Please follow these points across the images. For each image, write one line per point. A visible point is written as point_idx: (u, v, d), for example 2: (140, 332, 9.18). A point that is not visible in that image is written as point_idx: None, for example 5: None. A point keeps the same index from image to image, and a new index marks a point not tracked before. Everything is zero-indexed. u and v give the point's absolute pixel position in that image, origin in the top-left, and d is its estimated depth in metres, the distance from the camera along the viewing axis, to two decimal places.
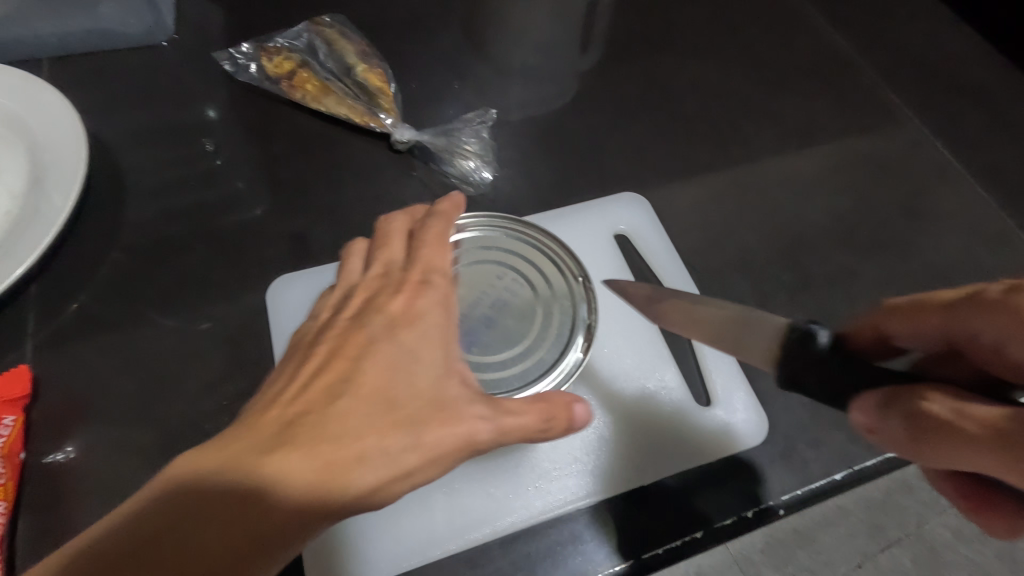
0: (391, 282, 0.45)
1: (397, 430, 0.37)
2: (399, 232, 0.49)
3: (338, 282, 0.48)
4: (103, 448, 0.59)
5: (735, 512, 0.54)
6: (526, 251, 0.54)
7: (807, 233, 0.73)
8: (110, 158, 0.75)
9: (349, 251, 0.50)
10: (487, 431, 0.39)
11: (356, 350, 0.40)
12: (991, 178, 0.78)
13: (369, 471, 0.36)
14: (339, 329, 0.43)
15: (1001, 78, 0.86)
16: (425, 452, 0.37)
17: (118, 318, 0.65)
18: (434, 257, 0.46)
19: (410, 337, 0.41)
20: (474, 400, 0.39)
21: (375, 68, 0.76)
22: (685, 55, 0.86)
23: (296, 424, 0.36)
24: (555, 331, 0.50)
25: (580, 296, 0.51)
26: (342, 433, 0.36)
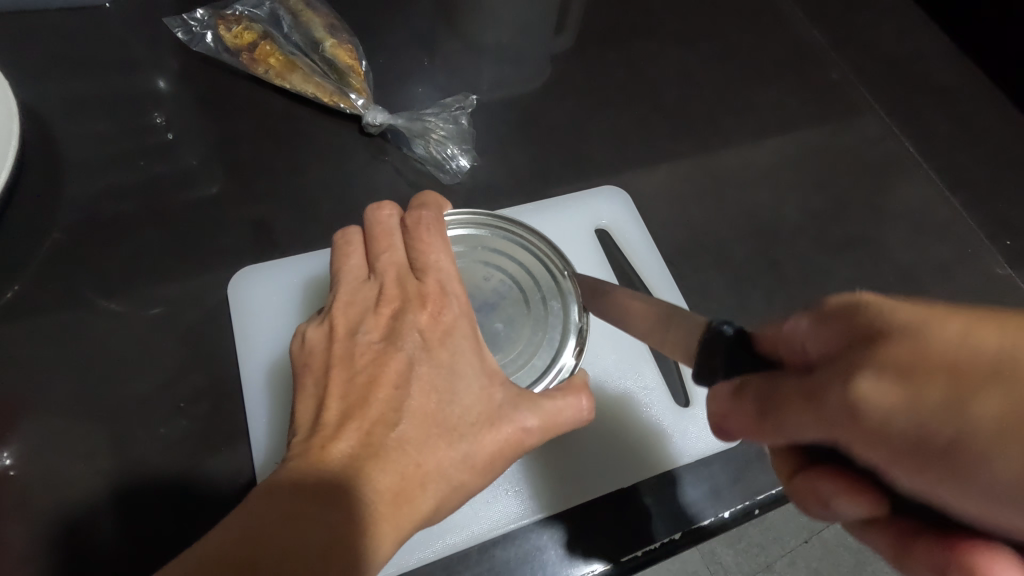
0: (409, 295, 0.42)
1: (455, 446, 0.37)
2: (393, 230, 0.45)
3: (338, 287, 0.44)
4: (41, 451, 0.54)
5: (712, 514, 0.54)
6: (512, 250, 0.52)
7: (782, 228, 0.74)
8: (46, 130, 0.68)
9: (343, 245, 0.46)
10: (534, 437, 0.39)
11: (397, 377, 0.39)
12: (955, 180, 0.80)
13: (431, 495, 0.36)
14: (371, 352, 0.40)
15: (965, 79, 0.88)
16: (477, 466, 0.37)
17: (58, 307, 0.60)
18: (442, 262, 0.43)
19: (447, 355, 0.40)
20: (520, 406, 0.39)
21: (345, 43, 0.71)
22: (665, 42, 0.85)
23: (359, 455, 0.35)
24: (546, 335, 0.48)
25: (571, 298, 0.50)
26: (405, 458, 0.36)
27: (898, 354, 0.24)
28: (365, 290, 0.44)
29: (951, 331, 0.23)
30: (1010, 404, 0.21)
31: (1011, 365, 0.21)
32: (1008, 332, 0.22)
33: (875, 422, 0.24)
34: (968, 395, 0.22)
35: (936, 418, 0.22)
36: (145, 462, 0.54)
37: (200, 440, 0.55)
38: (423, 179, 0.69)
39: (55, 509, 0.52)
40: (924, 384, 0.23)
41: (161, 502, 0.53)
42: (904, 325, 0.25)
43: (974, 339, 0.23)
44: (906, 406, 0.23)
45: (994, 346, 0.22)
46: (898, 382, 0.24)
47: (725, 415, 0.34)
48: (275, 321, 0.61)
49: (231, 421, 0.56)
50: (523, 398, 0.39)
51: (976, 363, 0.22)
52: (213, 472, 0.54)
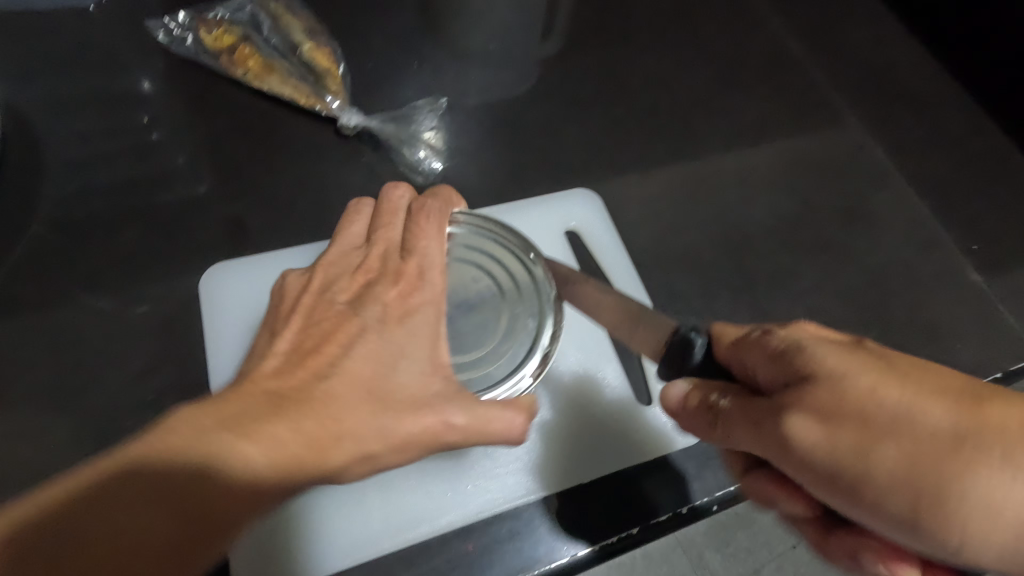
0: (385, 270, 0.44)
1: (379, 416, 0.38)
2: (399, 211, 0.48)
3: (335, 244, 0.48)
4: (17, 442, 0.55)
5: (669, 510, 0.55)
6: (500, 254, 0.53)
7: (751, 231, 0.75)
8: (29, 130, 0.69)
9: (354, 212, 0.49)
10: (456, 433, 0.40)
11: (346, 338, 0.40)
12: (926, 187, 0.81)
13: (346, 452, 0.37)
14: (333, 311, 0.42)
15: (937, 87, 0.89)
16: (398, 441, 0.38)
17: (35, 302, 0.61)
18: (429, 250, 0.45)
19: (401, 332, 0.41)
20: (453, 401, 0.40)
21: (323, 47, 0.73)
22: (643, 48, 0.86)
23: (286, 397, 0.37)
24: (511, 348, 0.49)
25: (547, 313, 0.51)
26: (326, 413, 0.37)
27: (822, 411, 0.32)
28: (351, 255, 0.47)
29: (864, 385, 0.32)
30: (903, 455, 0.30)
31: (911, 424, 0.31)
32: (907, 445, 0.30)
33: (803, 453, 0.33)
34: (871, 451, 0.31)
35: (841, 463, 0.32)
36: (115, 454, 0.55)
37: None
38: (398, 180, 0.71)
39: (30, 497, 0.53)
40: (839, 433, 0.32)
41: None
42: (835, 379, 0.33)
43: (904, 459, 0.30)
44: (824, 449, 0.32)
45: (896, 401, 0.31)
46: (824, 429, 0.32)
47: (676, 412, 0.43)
48: (246, 309, 0.62)
49: None
50: (457, 394, 0.40)
51: (878, 413, 0.31)
52: None
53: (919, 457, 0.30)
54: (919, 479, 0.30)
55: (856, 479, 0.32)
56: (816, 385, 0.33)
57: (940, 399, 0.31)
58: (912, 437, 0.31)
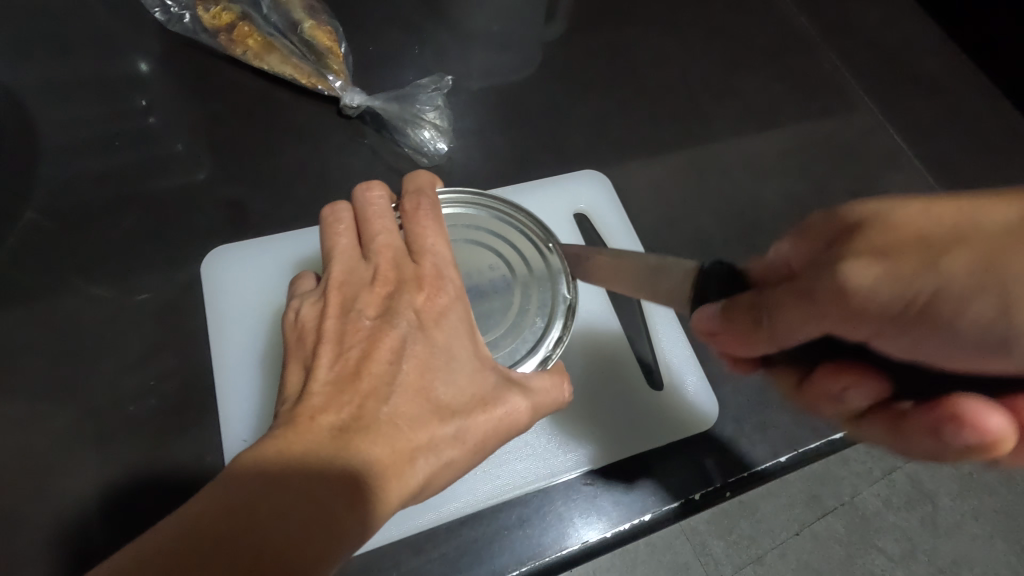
0: (405, 278, 0.42)
1: (447, 423, 0.38)
2: (384, 212, 0.45)
3: (330, 264, 0.43)
4: (16, 428, 0.55)
5: (682, 496, 0.54)
6: (502, 232, 0.52)
7: (762, 213, 0.74)
8: (25, 112, 0.68)
9: (332, 222, 0.45)
10: (525, 418, 0.41)
11: (391, 353, 0.39)
12: (941, 168, 0.80)
13: (422, 467, 0.36)
14: (363, 330, 0.40)
15: (951, 67, 0.87)
16: (466, 444, 0.38)
17: (32, 287, 0.60)
18: (438, 247, 0.44)
19: (442, 337, 0.40)
20: (511, 390, 0.40)
21: (324, 25, 0.70)
22: (651, 28, 0.84)
23: (347, 427, 0.35)
24: (511, 344, 0.47)
25: (555, 312, 0.48)
26: (396, 432, 0.36)
27: (914, 258, 0.28)
28: (358, 271, 0.43)
29: (918, 211, 0.30)
30: (976, 265, 0.27)
31: (981, 222, 0.28)
32: (972, 317, 0.28)
33: (860, 299, 0.30)
34: (942, 256, 0.28)
35: (910, 296, 0.29)
36: (117, 441, 0.54)
37: (169, 418, 0.55)
38: (402, 162, 0.69)
39: (30, 484, 0.52)
40: (894, 268, 0.29)
41: (132, 480, 0.53)
42: (891, 219, 0.31)
43: (968, 270, 0.27)
44: (892, 284, 0.29)
45: (951, 222, 0.29)
46: (884, 263, 0.29)
47: (713, 332, 0.39)
48: (255, 304, 0.61)
49: (199, 401, 0.56)
50: (512, 381, 0.41)
51: (936, 232, 0.29)
52: (181, 449, 0.54)
53: (989, 257, 0.27)
54: (1007, 328, 0.27)
55: (925, 290, 0.28)
56: (921, 236, 0.29)
57: (1008, 202, 0.28)
58: (980, 237, 0.28)
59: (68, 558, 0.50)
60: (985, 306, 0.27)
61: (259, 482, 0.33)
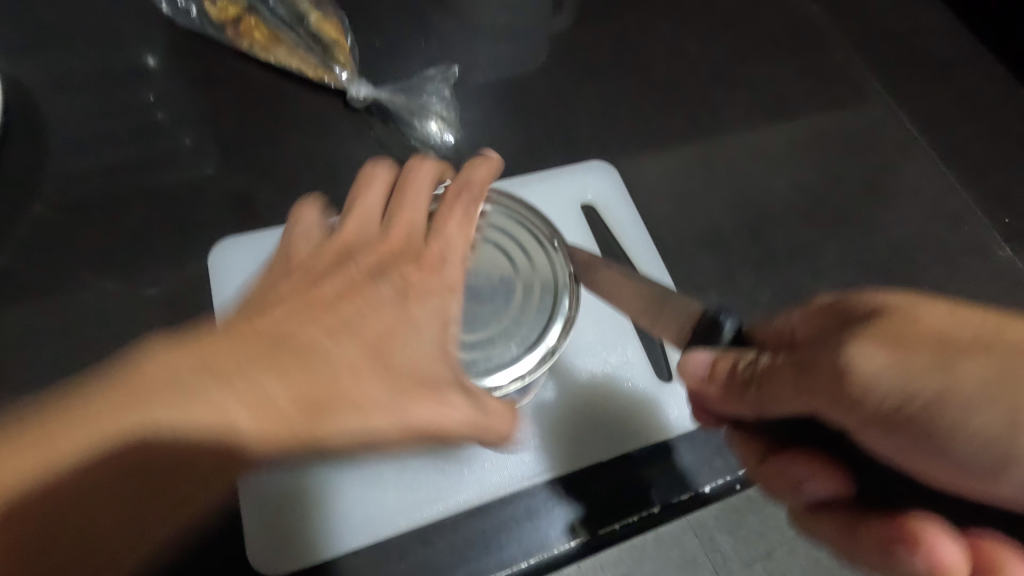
0: (406, 251, 0.48)
1: (408, 396, 0.41)
2: (392, 202, 0.47)
3: (347, 217, 0.50)
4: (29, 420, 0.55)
5: (690, 489, 0.54)
6: (503, 226, 0.52)
7: (771, 204, 0.73)
8: (35, 106, 0.68)
9: (364, 181, 0.52)
10: (475, 404, 0.44)
11: (380, 316, 0.43)
12: (954, 158, 0.79)
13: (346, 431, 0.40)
14: (350, 279, 0.46)
15: (965, 55, 0.86)
16: (403, 423, 0.41)
17: (42, 282, 0.60)
18: (448, 229, 0.48)
19: (422, 310, 0.44)
20: (457, 373, 0.45)
21: (330, 17, 0.70)
22: (658, 17, 0.83)
23: (293, 372, 0.41)
24: (511, 336, 0.48)
25: (557, 312, 0.49)
26: (332, 390, 0.41)
27: (885, 344, 0.35)
28: (368, 234, 0.49)
29: (943, 310, 0.36)
30: (976, 372, 0.34)
31: (953, 386, 0.34)
32: (974, 433, 0.35)
33: (863, 384, 0.35)
34: (952, 369, 0.34)
35: (909, 393, 0.34)
36: None
37: None
38: (409, 154, 0.69)
39: None
40: (910, 359, 0.34)
41: None
42: (903, 310, 0.36)
43: (978, 375, 0.34)
44: (897, 373, 0.34)
45: (974, 326, 0.36)
46: (886, 352, 0.34)
47: (700, 389, 0.42)
48: None
49: None
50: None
51: (962, 332, 0.35)
52: None
53: (1009, 372, 0.34)
54: (943, 422, 0.35)
55: (943, 388, 0.34)
56: (877, 319, 0.36)
57: (948, 311, 0.36)
58: (996, 351, 0.34)
59: None
60: (977, 366, 0.34)
61: (195, 416, 0.39)
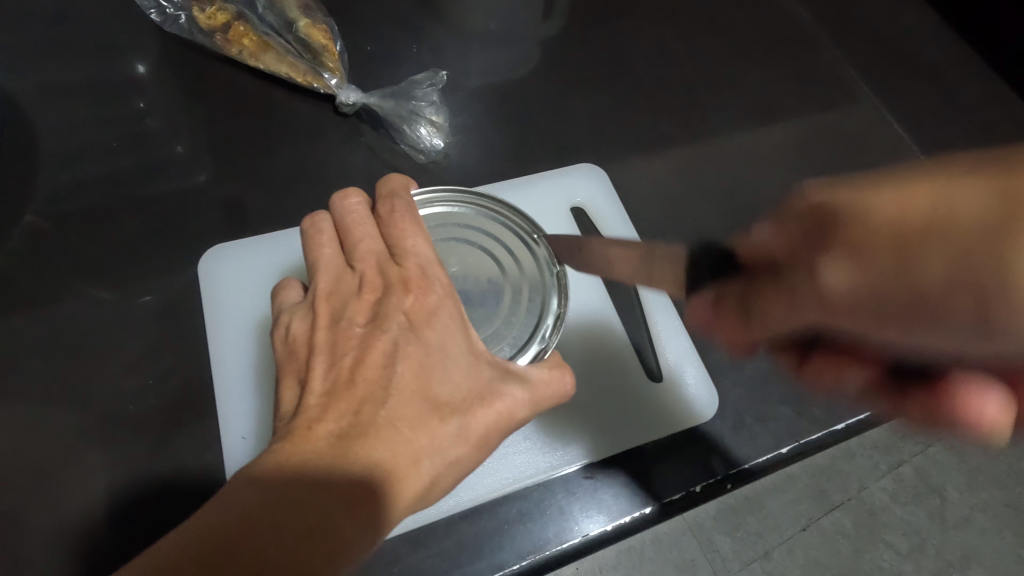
0: (391, 281, 0.42)
1: (448, 421, 0.38)
2: (363, 219, 0.45)
3: (315, 277, 0.43)
4: (18, 428, 0.55)
5: (683, 489, 0.54)
6: (489, 230, 0.52)
7: (761, 205, 0.73)
8: (24, 115, 0.68)
9: (313, 236, 0.45)
10: (525, 410, 0.41)
11: (384, 356, 0.39)
12: (941, 158, 0.79)
13: (427, 470, 0.36)
14: (355, 338, 0.40)
15: (950, 56, 0.87)
16: (473, 440, 0.38)
17: (32, 290, 0.60)
18: (420, 248, 0.44)
19: (434, 335, 0.40)
20: (508, 381, 0.41)
21: (319, 23, 0.70)
22: (646, 21, 0.84)
23: (346, 434, 0.35)
24: (506, 341, 0.47)
25: (548, 310, 0.48)
26: (398, 437, 0.36)
27: (845, 262, 0.26)
28: (345, 280, 0.43)
29: (890, 201, 0.25)
30: (948, 263, 0.22)
31: (948, 224, 0.23)
32: (946, 336, 0.24)
33: (839, 301, 0.27)
34: (909, 267, 0.24)
35: (890, 291, 0.25)
36: (119, 442, 0.55)
37: (170, 418, 0.56)
38: (400, 160, 0.69)
39: (33, 485, 0.53)
40: (867, 265, 0.25)
41: (134, 480, 0.53)
42: (856, 219, 0.26)
43: (996, 287, 0.21)
44: (863, 283, 0.26)
45: (926, 206, 0.24)
46: (852, 266, 0.26)
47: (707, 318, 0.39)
48: (249, 304, 0.61)
49: (199, 402, 0.57)
50: (510, 374, 0.41)
51: (908, 224, 0.24)
52: (180, 447, 0.55)
53: (965, 250, 0.22)
54: (968, 295, 0.22)
55: (915, 309, 0.24)
56: (835, 239, 0.27)
57: (976, 181, 0.23)
58: (959, 226, 0.22)
59: (70, 557, 0.50)
60: (940, 261, 0.23)
61: (276, 487, 0.33)
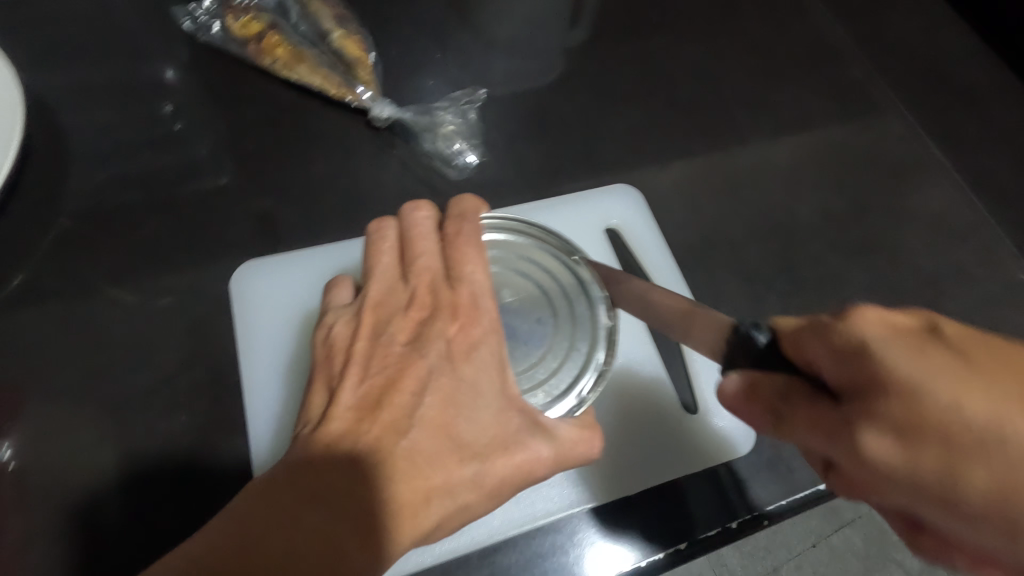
0: (440, 304, 0.41)
1: (466, 464, 0.37)
2: (428, 234, 0.44)
3: (369, 283, 0.43)
4: (43, 444, 0.54)
5: (720, 524, 0.53)
6: (546, 264, 0.51)
7: (796, 228, 0.72)
8: (54, 120, 0.68)
9: (376, 240, 0.44)
10: (546, 467, 0.39)
11: (416, 382, 0.38)
12: (980, 183, 0.78)
13: (433, 513, 0.35)
14: (394, 354, 0.40)
15: (990, 77, 0.85)
16: (484, 489, 0.37)
17: (60, 300, 0.59)
18: (477, 275, 0.42)
19: (470, 369, 0.39)
20: (536, 435, 0.39)
21: (353, 35, 0.70)
22: (681, 36, 0.83)
23: (364, 460, 0.35)
24: (543, 382, 0.46)
25: (591, 358, 0.47)
26: (412, 471, 0.35)
27: (891, 419, 0.25)
28: (396, 292, 0.43)
29: (944, 395, 0.24)
30: (941, 459, 0.24)
31: (992, 446, 0.23)
32: (1001, 469, 0.23)
33: (880, 471, 0.26)
34: (952, 462, 0.24)
35: (851, 461, 0.27)
36: (145, 458, 0.54)
37: (198, 435, 0.55)
38: (431, 174, 0.68)
39: (55, 498, 0.52)
40: (921, 451, 0.24)
41: (160, 498, 0.52)
42: (894, 377, 0.25)
43: (941, 471, 0.24)
44: (908, 464, 0.25)
45: (981, 408, 0.23)
46: (903, 446, 0.25)
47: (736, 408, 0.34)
48: (279, 317, 0.61)
49: (227, 420, 0.56)
50: (538, 426, 0.39)
51: (966, 430, 0.23)
52: (210, 468, 0.54)
53: (955, 445, 0.24)
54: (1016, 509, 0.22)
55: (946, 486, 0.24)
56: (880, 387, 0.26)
57: (975, 386, 0.24)
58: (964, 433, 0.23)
59: None
60: (984, 398, 0.24)
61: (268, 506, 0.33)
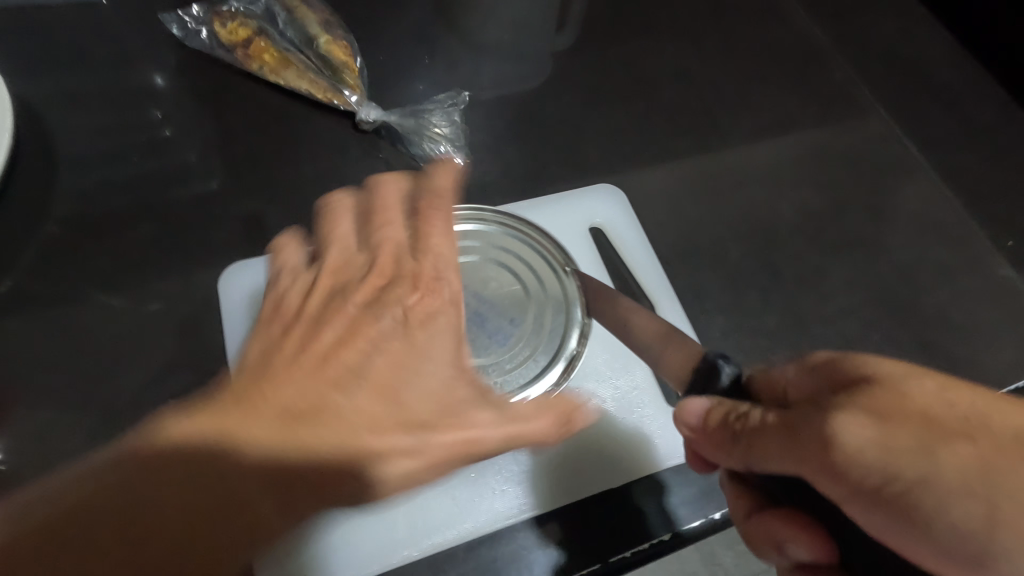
0: (401, 273, 0.44)
1: (410, 433, 0.40)
2: (393, 210, 0.47)
3: (330, 248, 0.47)
4: (34, 446, 0.54)
5: (702, 517, 0.54)
6: (514, 247, 0.54)
7: (777, 226, 0.73)
8: (43, 126, 0.68)
9: (334, 211, 0.48)
10: (494, 440, 0.42)
11: (368, 342, 0.41)
12: (957, 181, 0.79)
13: (361, 475, 0.40)
14: (348, 316, 0.43)
15: (966, 77, 0.87)
16: (430, 456, 0.41)
17: (50, 304, 0.60)
18: (441, 247, 0.45)
19: (424, 337, 0.42)
20: (481, 406, 0.42)
21: (339, 40, 0.71)
22: (664, 39, 0.84)
23: (299, 415, 0.39)
24: (507, 362, 0.49)
25: (555, 340, 0.50)
26: (349, 433, 0.39)
27: (868, 416, 0.31)
28: (355, 259, 0.46)
29: (931, 388, 0.32)
30: (956, 474, 0.29)
31: (941, 472, 0.30)
32: (969, 460, 0.29)
33: (854, 461, 0.31)
34: (936, 455, 0.30)
35: (863, 466, 0.31)
36: None
37: None
38: None
39: None
40: (894, 434, 0.30)
41: None
42: (913, 405, 0.31)
43: (961, 502, 0.29)
44: (880, 451, 0.30)
45: (928, 427, 0.31)
46: (875, 429, 0.31)
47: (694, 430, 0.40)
48: (264, 315, 0.61)
49: None
50: (485, 399, 0.43)
51: (908, 446, 0.30)
52: None
53: (972, 481, 0.29)
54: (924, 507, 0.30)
55: (918, 477, 0.30)
56: (853, 400, 0.32)
57: (977, 444, 0.30)
58: (985, 438, 0.30)
59: None
60: (966, 454, 0.30)
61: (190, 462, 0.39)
